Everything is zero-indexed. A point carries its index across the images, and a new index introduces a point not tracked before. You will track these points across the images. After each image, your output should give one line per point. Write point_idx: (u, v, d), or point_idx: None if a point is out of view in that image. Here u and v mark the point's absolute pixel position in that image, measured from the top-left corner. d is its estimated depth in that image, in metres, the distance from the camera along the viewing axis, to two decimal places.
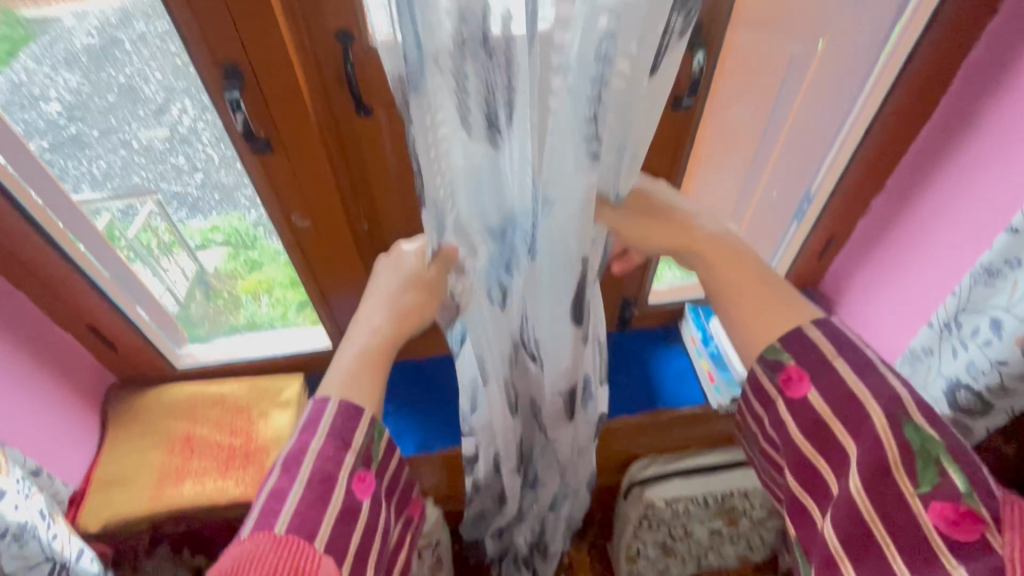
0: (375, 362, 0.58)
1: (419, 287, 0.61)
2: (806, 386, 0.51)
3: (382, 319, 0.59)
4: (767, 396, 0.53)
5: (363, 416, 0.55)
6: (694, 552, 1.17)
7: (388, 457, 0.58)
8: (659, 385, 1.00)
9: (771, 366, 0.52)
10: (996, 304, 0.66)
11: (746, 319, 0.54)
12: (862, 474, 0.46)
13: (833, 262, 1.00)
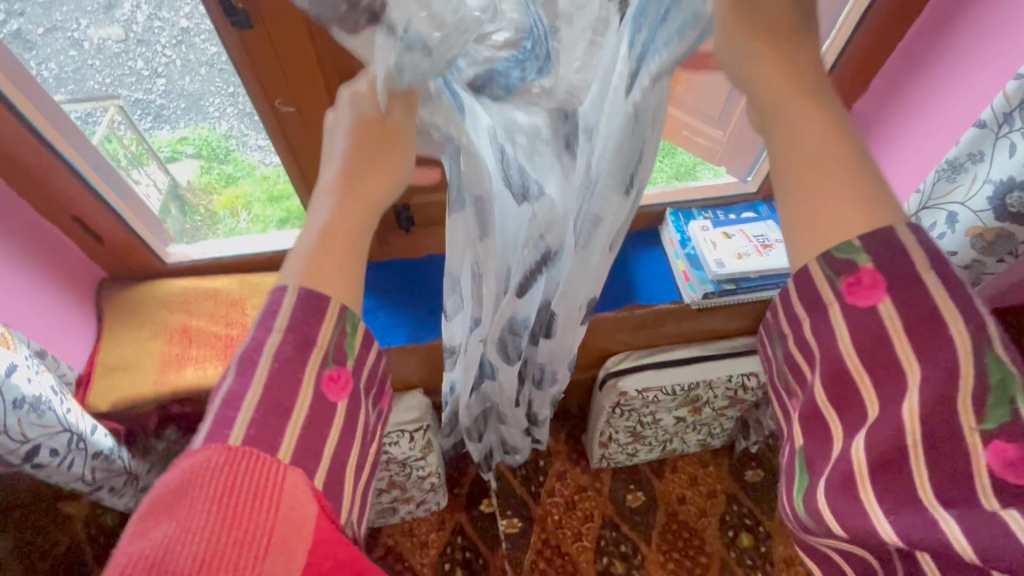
0: (339, 245, 0.48)
1: (382, 145, 0.50)
2: (876, 292, 0.40)
3: (334, 197, 0.49)
4: (817, 299, 0.42)
5: (325, 311, 0.46)
6: (661, 437, 1.29)
7: (365, 349, 0.51)
8: (637, 284, 1.05)
9: (835, 265, 0.41)
10: (953, 200, 0.70)
11: (816, 211, 0.41)
12: (924, 400, 0.38)
13: None
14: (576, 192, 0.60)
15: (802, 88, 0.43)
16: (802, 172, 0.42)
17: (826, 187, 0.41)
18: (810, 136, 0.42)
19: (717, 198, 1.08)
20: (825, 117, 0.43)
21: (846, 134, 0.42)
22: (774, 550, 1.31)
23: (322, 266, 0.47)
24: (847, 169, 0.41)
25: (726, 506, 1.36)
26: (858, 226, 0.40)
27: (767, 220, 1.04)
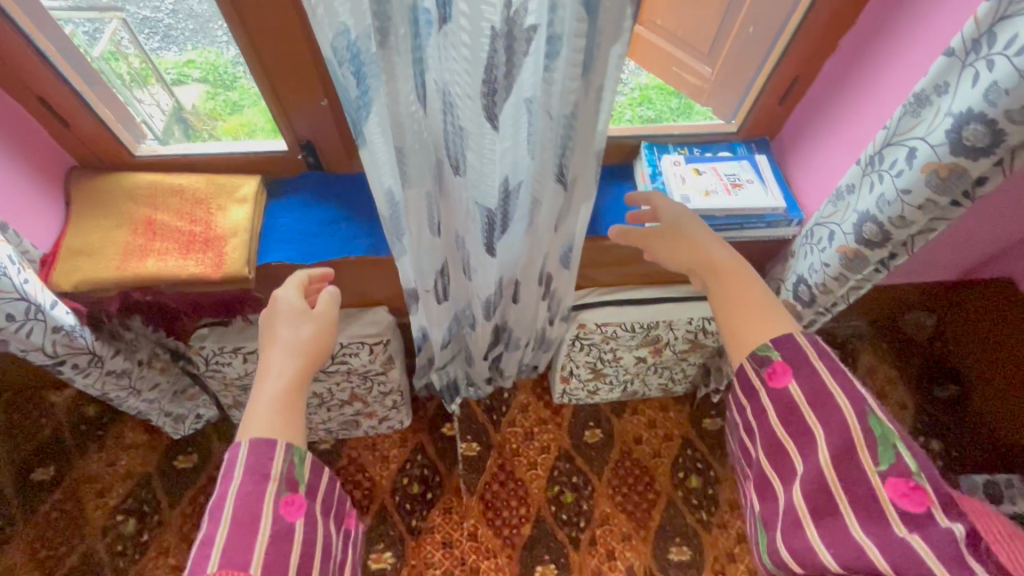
0: (293, 391, 0.68)
1: (314, 321, 0.76)
2: (786, 378, 0.60)
3: (288, 361, 0.69)
4: (752, 386, 0.63)
5: (277, 443, 0.62)
6: (622, 377, 1.32)
7: (314, 478, 0.66)
8: (603, 214, 1.02)
9: (757, 361, 0.63)
10: (915, 134, 0.68)
11: (737, 324, 0.67)
12: (831, 451, 0.56)
13: (793, 110, 1.01)
14: (510, 153, 0.63)
15: (695, 244, 0.78)
16: (717, 298, 0.72)
17: (735, 306, 0.69)
18: (714, 276, 0.75)
19: (694, 136, 1.06)
20: (718, 262, 0.75)
21: (737, 271, 0.73)
22: (720, 491, 1.35)
23: (288, 413, 0.65)
24: (745, 292, 0.70)
25: (680, 448, 1.40)
26: (772, 330, 0.64)
27: (742, 161, 1.03)
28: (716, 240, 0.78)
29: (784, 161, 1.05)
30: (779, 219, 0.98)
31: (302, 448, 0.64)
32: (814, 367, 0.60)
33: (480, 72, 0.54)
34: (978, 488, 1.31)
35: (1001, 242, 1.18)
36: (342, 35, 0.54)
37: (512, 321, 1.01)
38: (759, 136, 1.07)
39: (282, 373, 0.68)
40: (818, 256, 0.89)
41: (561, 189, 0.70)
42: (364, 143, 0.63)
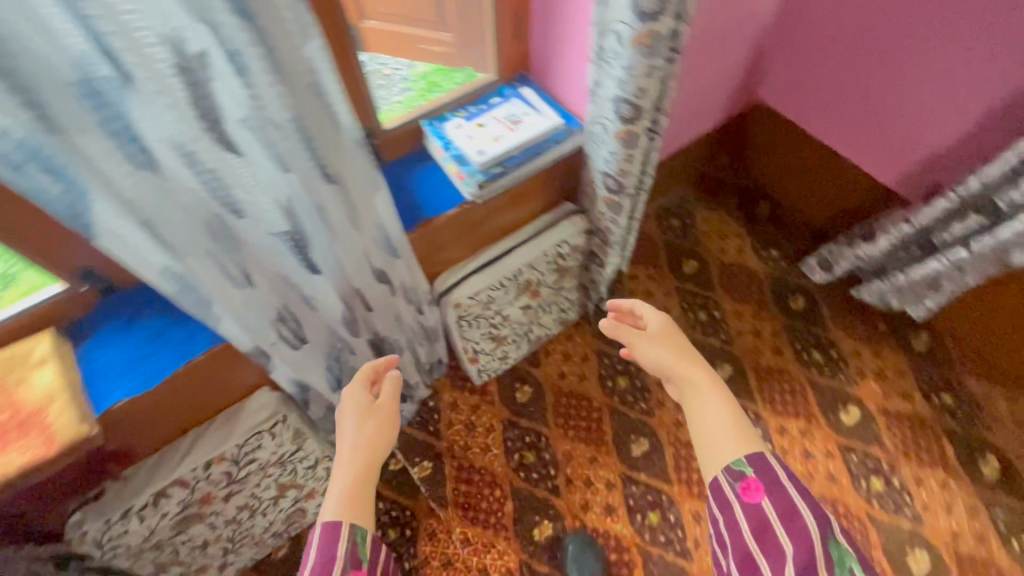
0: (361, 475, 0.69)
1: (372, 412, 0.78)
2: (759, 495, 0.60)
3: (349, 447, 0.72)
4: (724, 499, 0.62)
5: (342, 525, 0.62)
6: (520, 331, 1.38)
7: (374, 552, 0.64)
8: (422, 200, 1.06)
9: (733, 476, 0.62)
10: (614, 20, 0.79)
11: (709, 438, 0.66)
12: (798, 570, 0.56)
13: (530, 41, 1.12)
14: (267, 173, 0.64)
15: (664, 343, 0.80)
16: (687, 406, 0.72)
17: (708, 422, 0.67)
18: (681, 381, 0.75)
19: (466, 96, 1.12)
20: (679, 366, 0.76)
21: (701, 377, 0.73)
22: (644, 377, 1.49)
23: (356, 496, 0.66)
24: (713, 406, 0.69)
25: (598, 362, 1.52)
26: (741, 447, 0.64)
27: (512, 100, 1.11)
28: (680, 344, 0.80)
29: (545, 85, 1.15)
30: (562, 134, 1.09)
31: (364, 527, 0.63)
32: (785, 490, 0.60)
33: (189, 114, 0.55)
34: (816, 267, 1.60)
35: (729, 73, 1.42)
36: (4, 140, 0.48)
37: (385, 330, 1.01)
38: (517, 74, 1.17)
39: (350, 465, 0.70)
40: (605, 148, 1.00)
41: (337, 187, 0.72)
42: (108, 235, 0.58)
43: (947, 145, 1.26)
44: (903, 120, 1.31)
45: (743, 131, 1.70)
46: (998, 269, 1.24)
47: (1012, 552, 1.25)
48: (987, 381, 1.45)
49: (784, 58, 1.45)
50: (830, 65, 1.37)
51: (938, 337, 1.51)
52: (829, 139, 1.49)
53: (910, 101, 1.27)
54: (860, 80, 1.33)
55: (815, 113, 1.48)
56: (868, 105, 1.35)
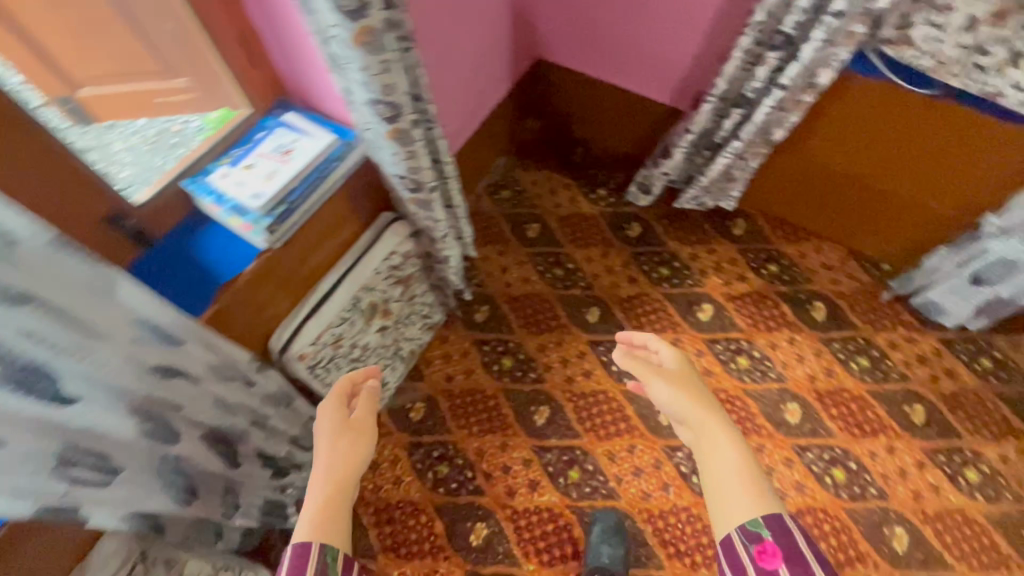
0: (337, 487, 0.82)
1: (347, 427, 0.92)
2: (776, 560, 0.69)
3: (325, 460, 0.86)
4: (742, 561, 0.71)
5: (313, 547, 0.72)
6: (387, 353, 1.34)
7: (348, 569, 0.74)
8: (213, 265, 0.96)
9: (750, 537, 0.71)
10: (327, 26, 0.75)
11: (724, 494, 0.77)
12: None
13: (273, 64, 1.04)
14: None
15: (684, 391, 0.92)
16: (702, 447, 0.84)
17: (727, 475, 0.78)
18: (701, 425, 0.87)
19: (224, 138, 1.02)
20: (700, 415, 0.88)
21: (720, 429, 0.85)
22: (525, 349, 1.53)
23: (329, 514, 0.77)
24: (727, 454, 0.81)
25: (478, 351, 1.52)
26: (758, 508, 0.73)
27: (276, 130, 1.03)
28: (697, 392, 0.92)
29: (309, 104, 1.08)
30: (341, 150, 1.03)
31: (336, 549, 0.73)
32: (796, 552, 0.69)
33: None
34: (637, 193, 1.72)
35: (499, 38, 1.47)
36: None
37: (215, 416, 0.91)
38: (275, 100, 1.09)
39: (331, 477, 0.83)
40: (387, 152, 0.97)
41: (45, 301, 0.60)
42: None
43: (698, 45, 1.41)
44: (656, 37, 1.46)
45: (538, 84, 1.76)
46: (767, 148, 1.43)
47: (854, 373, 1.47)
48: (797, 242, 1.67)
49: (547, 14, 1.56)
50: (582, 9, 1.49)
51: (750, 218, 1.71)
52: (614, 70, 1.61)
53: (657, 14, 1.40)
54: (613, 9, 1.44)
55: (591, 54, 1.60)
56: (628, 30, 1.47)
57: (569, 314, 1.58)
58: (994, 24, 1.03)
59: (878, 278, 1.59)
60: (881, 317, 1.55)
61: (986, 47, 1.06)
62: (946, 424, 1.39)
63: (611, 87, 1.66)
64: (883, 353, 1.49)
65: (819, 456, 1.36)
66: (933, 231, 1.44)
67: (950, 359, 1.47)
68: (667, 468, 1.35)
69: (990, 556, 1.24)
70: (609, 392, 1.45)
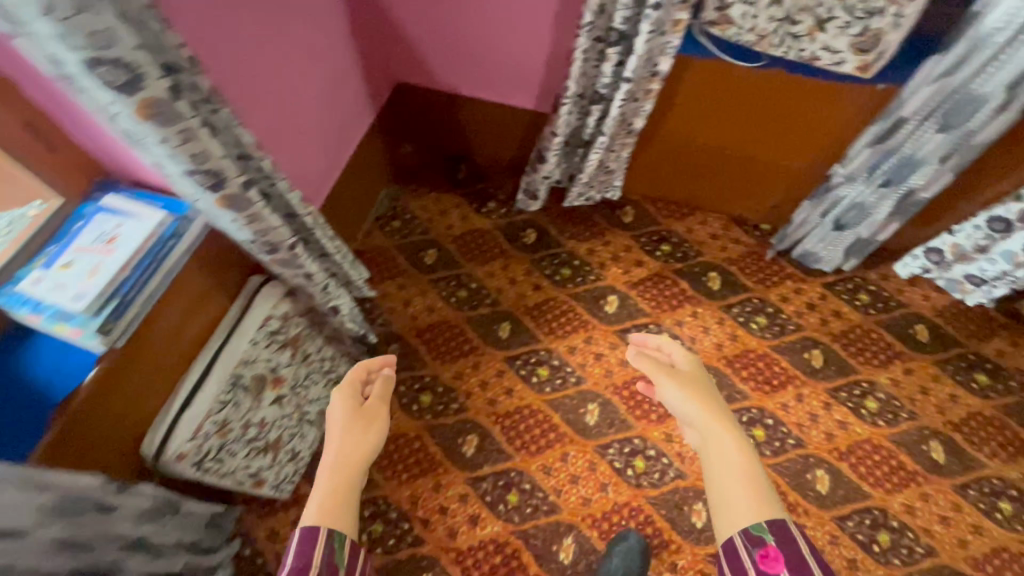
0: (349, 468, 0.79)
1: (358, 413, 0.90)
2: (778, 564, 0.67)
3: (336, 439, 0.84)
4: (743, 563, 0.69)
5: (320, 532, 0.69)
6: (291, 422, 1.25)
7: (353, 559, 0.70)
8: (48, 381, 0.84)
9: (750, 538, 0.70)
10: (102, 105, 0.66)
11: (727, 493, 0.76)
12: None
13: (79, 146, 0.93)
14: None
15: (695, 395, 0.92)
16: (712, 445, 0.84)
17: (733, 475, 0.77)
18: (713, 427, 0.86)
19: (35, 236, 0.90)
20: (711, 420, 0.87)
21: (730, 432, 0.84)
22: (443, 381, 1.48)
23: (337, 496, 0.74)
24: (733, 454, 0.80)
25: (394, 394, 1.46)
26: (761, 511, 0.72)
27: (95, 217, 0.92)
28: (709, 397, 0.92)
29: (134, 180, 0.98)
30: (176, 225, 0.94)
31: (345, 536, 0.70)
32: (799, 557, 0.68)
33: None
34: (524, 199, 1.72)
35: (346, 71, 1.40)
36: None
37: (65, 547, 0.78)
38: (92, 182, 0.98)
39: (347, 453, 0.82)
40: (225, 218, 0.89)
41: None
42: None
43: (548, 46, 1.43)
44: (506, 44, 1.46)
45: (403, 110, 1.71)
46: (632, 138, 1.47)
47: (755, 333, 1.54)
48: (683, 219, 1.73)
49: (392, 39, 1.51)
50: (427, 28, 1.47)
51: (637, 204, 1.76)
52: (476, 83, 1.60)
53: (502, 23, 1.40)
54: (458, 25, 1.44)
55: (447, 70, 1.58)
56: (478, 42, 1.47)
57: (481, 335, 1.55)
58: None
59: (760, 239, 1.69)
60: (770, 274, 1.64)
61: (795, 16, 1.13)
62: (842, 362, 1.49)
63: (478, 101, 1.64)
64: (777, 308, 1.58)
65: (738, 421, 1.41)
66: (794, 189, 1.54)
67: (835, 300, 1.58)
68: (601, 468, 1.35)
69: (899, 475, 1.34)
70: (533, 405, 1.44)
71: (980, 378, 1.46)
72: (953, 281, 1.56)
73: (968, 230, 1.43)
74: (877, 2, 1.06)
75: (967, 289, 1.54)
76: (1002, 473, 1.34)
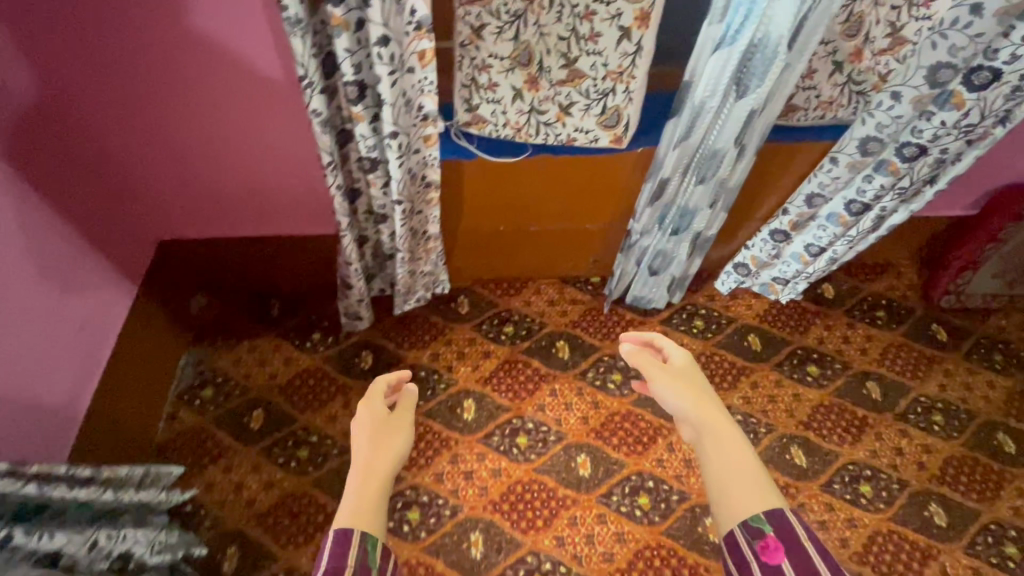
0: (384, 474, 0.77)
1: (386, 423, 0.86)
2: (779, 556, 0.64)
3: (370, 451, 0.80)
4: (744, 560, 0.66)
5: (353, 533, 0.68)
6: None
7: (386, 558, 0.69)
8: None
9: (752, 533, 0.67)
10: None
11: (730, 485, 0.72)
12: None
13: None
14: None
15: (690, 390, 0.86)
16: (703, 437, 0.79)
17: (728, 466, 0.74)
18: (705, 421, 0.80)
19: None
20: (708, 414, 0.81)
21: (720, 420, 0.80)
22: (301, 571, 1.26)
23: (367, 504, 0.72)
24: (734, 453, 0.75)
25: None
26: (765, 503, 0.68)
27: None
28: (702, 389, 0.87)
29: None
30: None
31: (376, 536, 0.69)
32: (802, 547, 0.65)
33: None
34: (349, 321, 1.56)
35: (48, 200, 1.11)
36: None
37: None
38: None
39: (386, 462, 0.79)
40: None
41: None
42: None
43: (311, 162, 1.36)
44: (263, 166, 1.35)
45: (182, 263, 1.49)
46: (435, 242, 1.39)
47: (614, 393, 1.52)
48: (518, 294, 1.70)
49: (129, 163, 1.28)
50: (172, 151, 1.28)
51: (470, 291, 1.70)
52: (236, 208, 1.43)
53: (257, 143, 1.31)
54: (205, 145, 1.29)
55: (199, 198, 1.38)
56: (233, 164, 1.33)
57: (335, 495, 1.36)
58: (533, 88, 1.13)
59: (595, 292, 1.71)
60: (613, 326, 1.65)
61: (539, 105, 1.15)
62: None
63: (266, 236, 1.49)
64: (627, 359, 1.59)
65: (621, 495, 1.36)
66: (606, 244, 1.57)
67: (676, 334, 1.63)
68: None
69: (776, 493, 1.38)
70: (411, 561, 1.27)
71: (812, 370, 1.57)
72: (765, 285, 1.67)
73: (759, 242, 1.53)
74: (605, 83, 1.10)
75: (778, 289, 1.66)
76: (855, 456, 1.43)
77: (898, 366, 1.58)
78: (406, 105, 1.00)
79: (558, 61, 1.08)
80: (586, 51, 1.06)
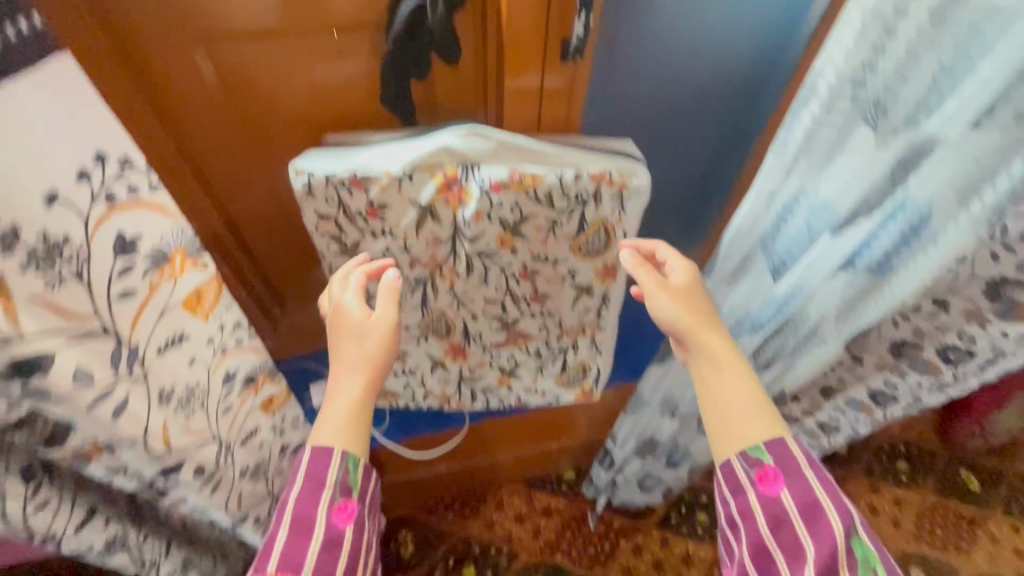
0: (370, 387, 0.50)
1: (375, 328, 0.52)
2: (780, 484, 0.48)
3: (350, 357, 0.51)
4: (737, 483, 0.49)
5: (337, 455, 0.47)
6: None
7: (370, 478, 0.50)
8: None
9: (748, 462, 0.49)
10: None
11: (730, 414, 0.50)
12: None
13: None
14: None
15: (687, 303, 0.54)
16: (702, 371, 0.53)
17: (730, 399, 0.51)
18: (706, 345, 0.53)
19: None
20: (707, 339, 0.53)
21: (724, 350, 0.53)
22: None
23: (355, 419, 0.49)
24: (742, 385, 0.51)
25: None
26: (767, 429, 0.49)
27: None
28: (698, 297, 0.55)
29: None
30: None
31: (362, 454, 0.49)
32: (807, 476, 0.47)
33: None
34: None
35: None
36: None
37: None
38: None
39: (362, 372, 0.50)
40: None
41: None
42: None
43: None
44: None
45: None
46: None
47: None
48: (474, 515, 1.32)
49: None
50: None
51: (412, 522, 1.30)
52: None
53: None
54: None
55: None
56: None
57: None
58: (456, 356, 0.77)
59: (570, 494, 1.35)
60: (600, 543, 1.30)
61: (471, 372, 0.79)
62: None
63: None
64: None
65: None
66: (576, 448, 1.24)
67: (677, 541, 1.30)
68: None
69: None
70: None
71: None
72: None
73: None
74: (561, 341, 0.76)
75: None
76: None
77: (938, 541, 1.32)
78: (257, 463, 0.59)
79: (490, 324, 0.73)
80: (529, 312, 0.72)
